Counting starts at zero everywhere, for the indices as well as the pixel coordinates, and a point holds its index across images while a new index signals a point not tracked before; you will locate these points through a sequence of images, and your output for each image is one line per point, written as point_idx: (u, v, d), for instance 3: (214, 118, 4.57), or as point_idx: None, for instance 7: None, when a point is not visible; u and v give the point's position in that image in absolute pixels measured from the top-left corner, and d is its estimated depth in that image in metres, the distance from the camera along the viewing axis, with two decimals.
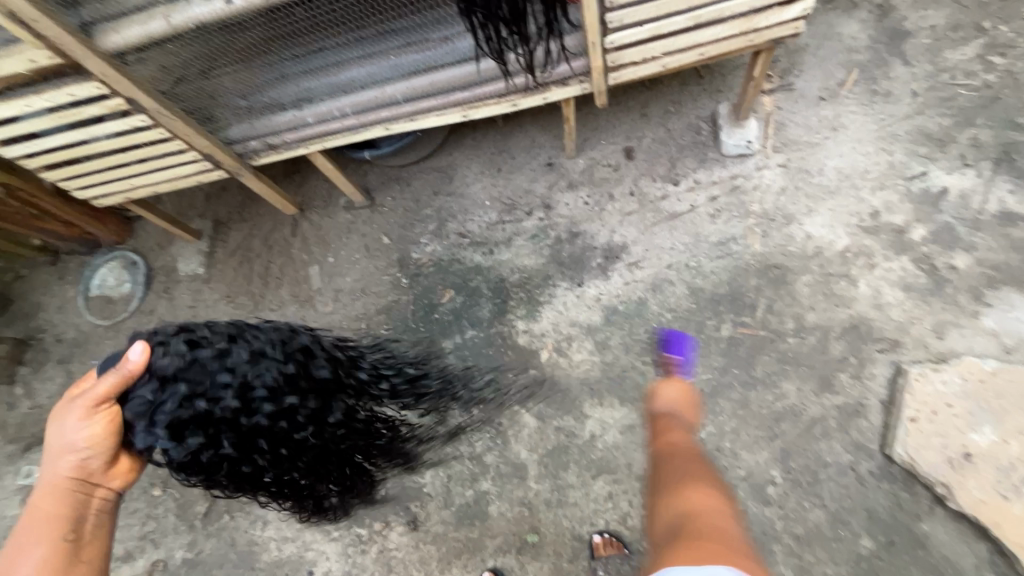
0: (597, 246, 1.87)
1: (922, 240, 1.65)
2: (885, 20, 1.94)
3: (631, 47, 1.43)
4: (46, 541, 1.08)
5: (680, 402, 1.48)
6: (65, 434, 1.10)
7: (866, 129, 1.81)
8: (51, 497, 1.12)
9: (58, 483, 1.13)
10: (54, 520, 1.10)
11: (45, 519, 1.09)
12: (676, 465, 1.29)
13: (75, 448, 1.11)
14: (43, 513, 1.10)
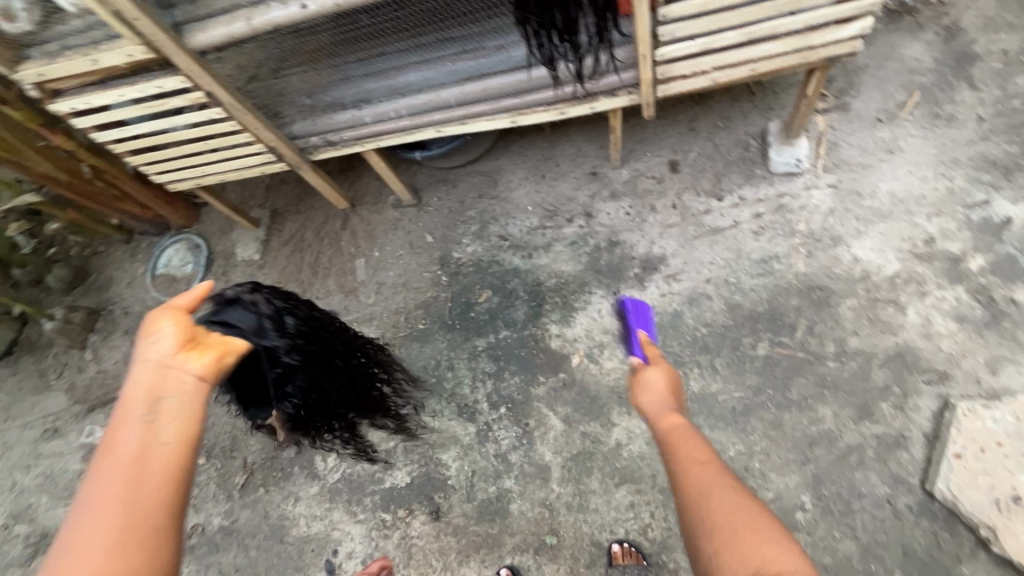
0: (636, 257, 1.88)
1: (980, 270, 1.58)
2: (953, 42, 1.88)
3: (681, 60, 1.45)
4: (133, 454, 0.82)
5: (660, 392, 1.17)
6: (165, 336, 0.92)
7: (925, 153, 1.75)
8: (146, 390, 0.88)
9: (143, 371, 0.89)
10: (149, 424, 0.85)
11: (144, 418, 0.85)
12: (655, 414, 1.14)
13: (178, 346, 0.92)
14: (134, 418, 0.85)
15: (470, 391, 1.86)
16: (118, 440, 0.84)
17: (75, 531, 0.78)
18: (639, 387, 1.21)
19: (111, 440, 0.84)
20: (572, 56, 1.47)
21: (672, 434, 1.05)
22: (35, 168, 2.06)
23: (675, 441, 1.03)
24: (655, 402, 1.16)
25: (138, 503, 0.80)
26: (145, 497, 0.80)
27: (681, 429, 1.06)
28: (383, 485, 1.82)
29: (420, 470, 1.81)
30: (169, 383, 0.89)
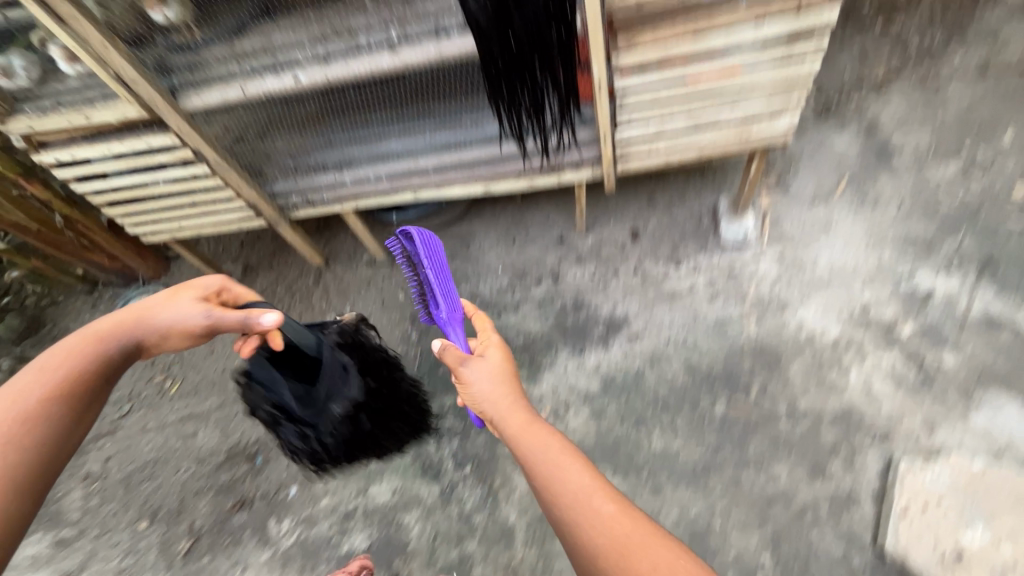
0: (600, 318, 1.97)
1: (911, 336, 1.72)
2: (873, 137, 2.15)
3: (637, 142, 1.62)
4: (32, 421, 0.96)
5: (499, 385, 1.21)
6: (171, 315, 1.13)
7: (856, 230, 1.95)
8: (80, 364, 1.05)
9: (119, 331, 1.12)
10: (51, 398, 1.00)
11: (56, 388, 1.01)
12: (513, 428, 1.13)
13: (169, 329, 1.14)
14: (43, 387, 1.00)
15: (435, 449, 1.83)
16: (24, 397, 0.98)
17: None
18: (477, 382, 1.22)
19: (27, 391, 0.99)
20: (543, 133, 1.60)
21: (535, 451, 1.05)
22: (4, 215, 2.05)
23: (536, 460, 1.04)
24: (497, 392, 1.20)
25: (12, 465, 0.92)
26: (26, 465, 0.93)
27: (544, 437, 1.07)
28: (340, 549, 1.76)
29: (381, 533, 1.76)
30: (95, 359, 1.08)
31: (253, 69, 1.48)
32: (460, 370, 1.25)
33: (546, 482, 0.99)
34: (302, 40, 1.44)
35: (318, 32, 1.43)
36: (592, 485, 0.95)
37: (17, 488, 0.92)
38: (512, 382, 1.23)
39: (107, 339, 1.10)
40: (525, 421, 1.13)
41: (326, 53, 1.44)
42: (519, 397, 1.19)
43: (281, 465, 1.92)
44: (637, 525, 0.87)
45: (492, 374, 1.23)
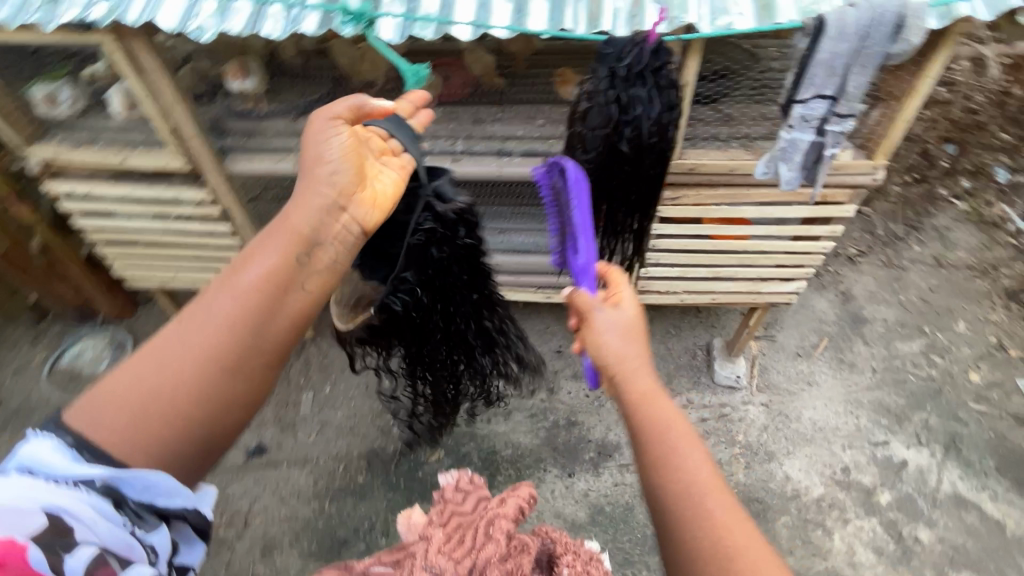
0: (592, 440, 1.94)
1: (888, 504, 1.78)
2: (848, 305, 2.37)
3: (659, 279, 1.70)
4: (236, 320, 0.80)
5: (625, 333, 0.87)
6: (319, 171, 0.91)
7: (835, 390, 2.07)
8: (277, 262, 0.85)
9: (313, 201, 0.90)
10: (260, 299, 0.82)
11: (257, 282, 0.83)
12: (631, 390, 0.81)
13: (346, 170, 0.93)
14: (242, 281, 0.82)
15: None
16: (216, 292, 0.81)
17: (147, 369, 0.76)
18: (596, 327, 0.88)
19: (234, 274, 0.83)
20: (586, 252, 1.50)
21: (650, 419, 0.76)
22: None
23: (653, 427, 0.75)
24: (612, 341, 0.86)
25: (208, 363, 0.78)
26: (225, 363, 0.79)
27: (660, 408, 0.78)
28: None
29: None
30: (294, 252, 0.88)
31: None
32: (589, 314, 0.90)
33: (659, 462, 0.72)
34: None
35: None
36: (716, 488, 0.68)
37: (197, 388, 0.77)
38: (638, 337, 0.88)
39: (305, 229, 0.89)
40: (643, 391, 0.80)
41: None
42: (643, 353, 0.86)
43: (220, 561, 1.71)
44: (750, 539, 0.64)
45: (613, 320, 0.88)
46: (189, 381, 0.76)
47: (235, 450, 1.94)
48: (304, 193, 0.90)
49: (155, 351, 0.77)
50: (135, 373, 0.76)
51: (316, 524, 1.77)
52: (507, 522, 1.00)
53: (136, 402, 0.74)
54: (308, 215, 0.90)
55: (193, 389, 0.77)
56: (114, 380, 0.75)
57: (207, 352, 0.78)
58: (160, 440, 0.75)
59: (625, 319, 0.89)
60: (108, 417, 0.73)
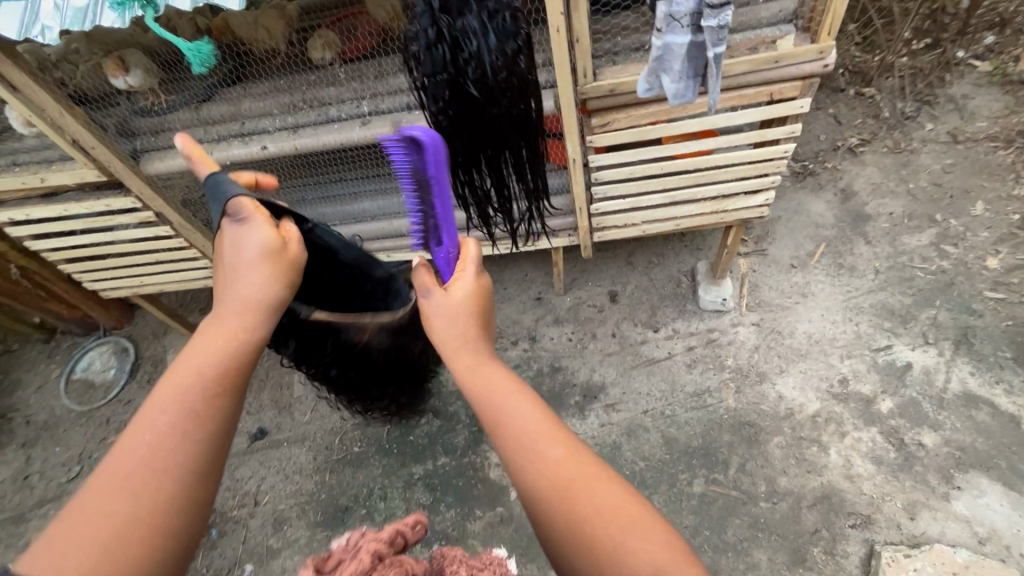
0: (577, 384, 1.92)
1: (889, 412, 1.69)
2: (848, 203, 2.17)
3: (613, 213, 1.59)
4: (197, 428, 0.64)
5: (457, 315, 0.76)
6: (243, 237, 0.78)
7: (833, 298, 1.94)
8: (234, 349, 0.71)
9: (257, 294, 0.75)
10: (218, 397, 0.67)
11: (215, 377, 0.68)
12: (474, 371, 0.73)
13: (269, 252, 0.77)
14: (193, 381, 0.66)
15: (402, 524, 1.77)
16: (163, 402, 0.64)
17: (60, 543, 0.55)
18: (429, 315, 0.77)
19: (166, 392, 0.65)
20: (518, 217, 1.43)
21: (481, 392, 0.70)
22: None
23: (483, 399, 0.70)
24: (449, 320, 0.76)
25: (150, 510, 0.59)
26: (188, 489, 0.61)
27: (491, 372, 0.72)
28: None
29: None
30: (259, 330, 0.74)
31: (221, 135, 1.44)
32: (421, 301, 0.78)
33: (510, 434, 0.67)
34: (271, 108, 1.41)
35: (287, 101, 1.40)
36: (552, 430, 0.67)
37: (158, 528, 0.58)
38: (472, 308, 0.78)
39: (267, 297, 0.75)
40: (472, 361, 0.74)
41: (296, 122, 1.42)
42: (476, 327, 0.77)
43: (237, 538, 1.83)
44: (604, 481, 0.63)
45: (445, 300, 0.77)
46: (142, 524, 0.58)
47: (238, 436, 2.03)
48: (245, 261, 0.76)
49: (97, 492, 0.59)
50: (76, 519, 0.57)
51: (319, 496, 1.86)
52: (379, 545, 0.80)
53: (81, 568, 0.54)
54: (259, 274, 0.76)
55: (147, 521, 0.58)
56: (47, 544, 0.55)
57: (173, 461, 0.61)
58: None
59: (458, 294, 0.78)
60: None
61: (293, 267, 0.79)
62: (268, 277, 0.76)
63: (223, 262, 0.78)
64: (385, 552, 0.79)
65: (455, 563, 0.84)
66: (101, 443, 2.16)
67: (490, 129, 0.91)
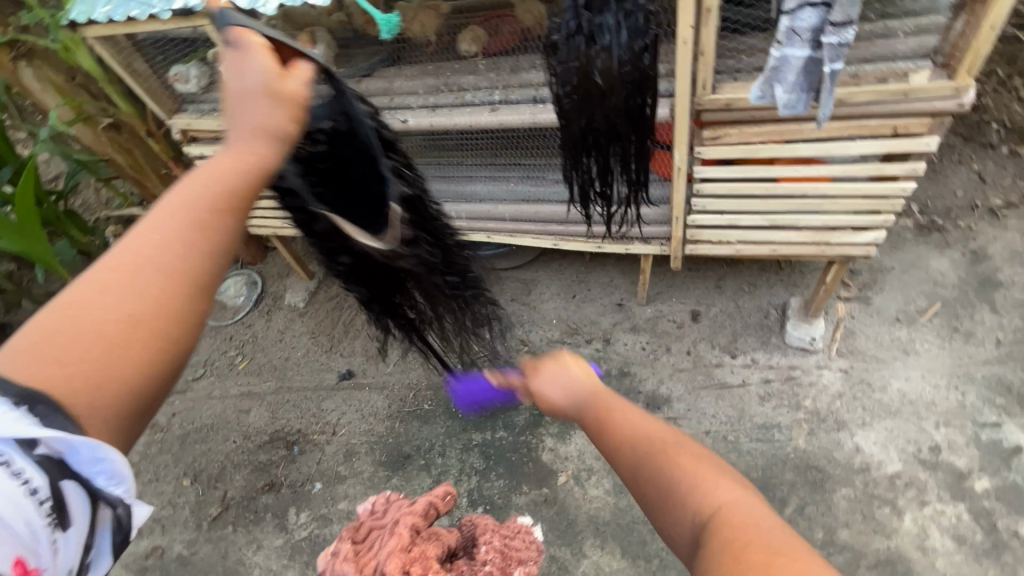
0: (642, 392, 1.95)
1: (984, 492, 1.55)
2: (978, 265, 2.00)
3: (709, 228, 1.61)
4: (202, 228, 0.69)
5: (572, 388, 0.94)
6: (241, 69, 0.73)
7: (939, 361, 1.80)
8: (243, 170, 0.72)
9: (260, 133, 0.73)
10: (226, 206, 0.70)
11: (225, 192, 0.70)
12: (602, 409, 0.83)
13: (266, 90, 0.73)
14: (207, 188, 0.70)
15: (454, 482, 1.89)
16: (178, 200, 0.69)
17: (56, 326, 0.61)
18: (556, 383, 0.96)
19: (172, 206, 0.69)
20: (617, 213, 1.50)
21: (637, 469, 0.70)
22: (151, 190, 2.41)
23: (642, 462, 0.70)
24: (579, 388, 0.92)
25: (141, 298, 0.64)
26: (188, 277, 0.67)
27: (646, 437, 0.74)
28: None
29: None
30: (263, 160, 0.73)
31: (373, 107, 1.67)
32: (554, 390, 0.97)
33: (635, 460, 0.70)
34: (418, 88, 1.63)
35: (432, 83, 1.61)
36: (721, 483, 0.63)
37: (163, 308, 0.65)
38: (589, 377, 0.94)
39: (269, 130, 0.74)
40: (620, 417, 0.79)
41: (436, 102, 1.61)
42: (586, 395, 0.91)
43: (313, 459, 2.07)
44: (731, 487, 0.61)
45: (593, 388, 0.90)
46: (153, 299, 0.64)
47: (331, 373, 2.29)
48: (248, 96, 0.73)
49: (107, 272, 0.64)
50: (70, 310, 0.62)
51: (387, 439, 2.05)
52: (415, 519, 0.83)
53: (99, 327, 0.61)
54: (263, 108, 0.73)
55: (146, 309, 0.64)
56: (45, 326, 0.61)
57: (169, 264, 0.66)
58: (127, 375, 0.62)
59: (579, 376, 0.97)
60: (67, 354, 0.60)
61: (298, 109, 0.76)
62: (277, 112, 0.74)
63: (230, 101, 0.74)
64: (423, 524, 0.83)
65: (487, 533, 0.89)
66: (222, 355, 2.46)
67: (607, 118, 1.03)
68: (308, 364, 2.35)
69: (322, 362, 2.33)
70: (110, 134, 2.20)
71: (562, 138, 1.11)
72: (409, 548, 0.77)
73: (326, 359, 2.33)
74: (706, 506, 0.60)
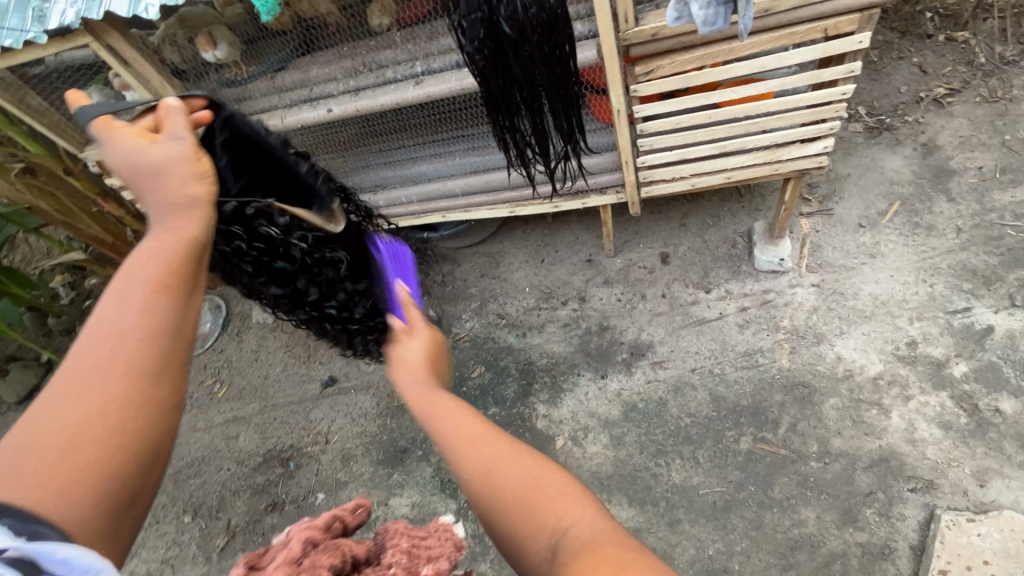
0: (624, 342, 1.94)
1: (963, 376, 1.59)
2: (930, 157, 2.00)
3: (660, 167, 1.57)
4: (147, 315, 0.66)
5: (419, 368, 0.89)
6: (134, 151, 0.73)
7: (905, 259, 1.82)
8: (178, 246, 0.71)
9: (184, 203, 0.73)
10: (168, 285, 0.68)
11: (169, 269, 0.69)
12: (454, 436, 0.78)
13: (166, 163, 0.73)
14: (148, 272, 0.68)
15: None
16: (125, 289, 0.67)
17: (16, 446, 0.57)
18: (398, 364, 0.91)
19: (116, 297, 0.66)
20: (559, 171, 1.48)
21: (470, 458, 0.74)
22: (86, 229, 2.28)
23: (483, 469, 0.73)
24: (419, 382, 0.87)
25: (100, 399, 0.61)
26: (154, 369, 0.64)
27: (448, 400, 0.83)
28: None
29: None
30: (193, 229, 0.73)
31: (292, 101, 1.58)
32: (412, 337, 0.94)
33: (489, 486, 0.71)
34: (336, 73, 1.54)
35: (349, 66, 1.52)
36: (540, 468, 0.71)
37: (135, 403, 0.62)
38: (432, 368, 0.90)
39: (186, 198, 0.73)
40: (478, 433, 0.77)
41: (358, 85, 1.53)
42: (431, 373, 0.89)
43: (311, 471, 2.03)
44: (581, 506, 0.66)
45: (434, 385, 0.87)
46: (119, 397, 0.61)
47: (313, 382, 2.24)
48: (154, 166, 0.73)
49: (63, 384, 0.61)
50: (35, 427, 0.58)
51: (381, 437, 2.02)
52: (310, 532, 0.62)
53: (64, 436, 0.58)
54: (176, 176, 0.73)
55: (116, 411, 0.61)
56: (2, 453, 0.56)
57: (124, 359, 0.63)
58: (79, 491, 0.56)
59: (423, 337, 0.94)
60: (12, 478, 0.54)
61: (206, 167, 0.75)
62: (187, 178, 0.73)
63: (125, 180, 0.75)
64: (322, 538, 0.61)
65: (393, 538, 0.62)
66: (200, 385, 2.37)
67: (525, 66, 1.00)
68: (289, 378, 2.29)
69: (302, 373, 2.27)
70: (26, 179, 2.05)
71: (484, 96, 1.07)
72: (297, 563, 0.57)
73: (306, 370, 2.27)
74: (560, 526, 0.64)
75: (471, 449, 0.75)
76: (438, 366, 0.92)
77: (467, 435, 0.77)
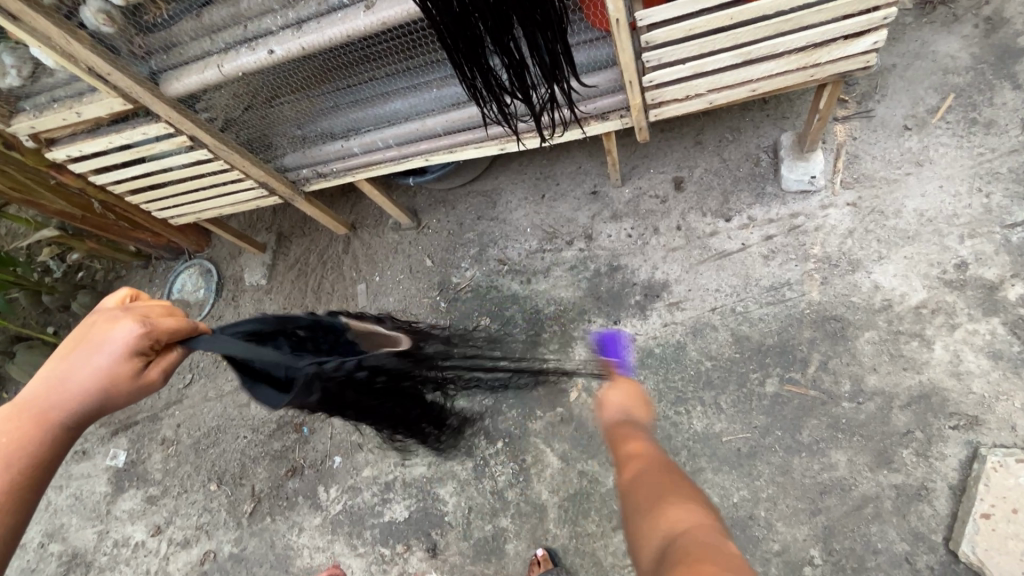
0: (637, 283, 1.77)
1: (1018, 300, 1.44)
2: (993, 35, 1.68)
3: (672, 83, 1.31)
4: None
5: (626, 406, 1.25)
6: (95, 351, 0.93)
7: (958, 165, 1.58)
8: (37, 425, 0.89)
9: (79, 387, 0.92)
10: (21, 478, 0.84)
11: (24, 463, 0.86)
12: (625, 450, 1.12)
13: (98, 371, 0.93)
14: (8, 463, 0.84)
15: None
16: None
17: None
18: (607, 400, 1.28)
19: None
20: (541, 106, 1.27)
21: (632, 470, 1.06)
22: (50, 205, 2.10)
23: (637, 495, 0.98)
24: (617, 412, 1.24)
25: None
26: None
27: (642, 452, 1.10)
28: (382, 518, 1.83)
29: (418, 506, 1.80)
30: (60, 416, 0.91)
31: (228, 43, 1.33)
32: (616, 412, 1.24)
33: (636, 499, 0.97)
34: (272, 3, 1.27)
35: None
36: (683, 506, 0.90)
37: None
38: (638, 406, 1.25)
39: (93, 379, 0.92)
40: (637, 455, 1.09)
41: (298, 17, 1.27)
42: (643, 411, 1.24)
43: (325, 435, 2.00)
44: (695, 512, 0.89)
45: (636, 424, 1.20)
46: None
47: None
48: (83, 360, 0.93)
49: None
50: None
51: None
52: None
53: None
54: (94, 369, 0.92)
55: None
56: None
57: None
58: None
59: (618, 389, 1.28)
60: None
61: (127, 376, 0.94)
62: (99, 364, 0.92)
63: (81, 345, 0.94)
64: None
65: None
66: (203, 355, 2.29)
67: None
68: None
69: None
70: None
71: (441, 26, 1.08)
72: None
73: None
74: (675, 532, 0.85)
75: (629, 462, 1.09)
76: (638, 405, 1.25)
77: (630, 450, 1.12)
